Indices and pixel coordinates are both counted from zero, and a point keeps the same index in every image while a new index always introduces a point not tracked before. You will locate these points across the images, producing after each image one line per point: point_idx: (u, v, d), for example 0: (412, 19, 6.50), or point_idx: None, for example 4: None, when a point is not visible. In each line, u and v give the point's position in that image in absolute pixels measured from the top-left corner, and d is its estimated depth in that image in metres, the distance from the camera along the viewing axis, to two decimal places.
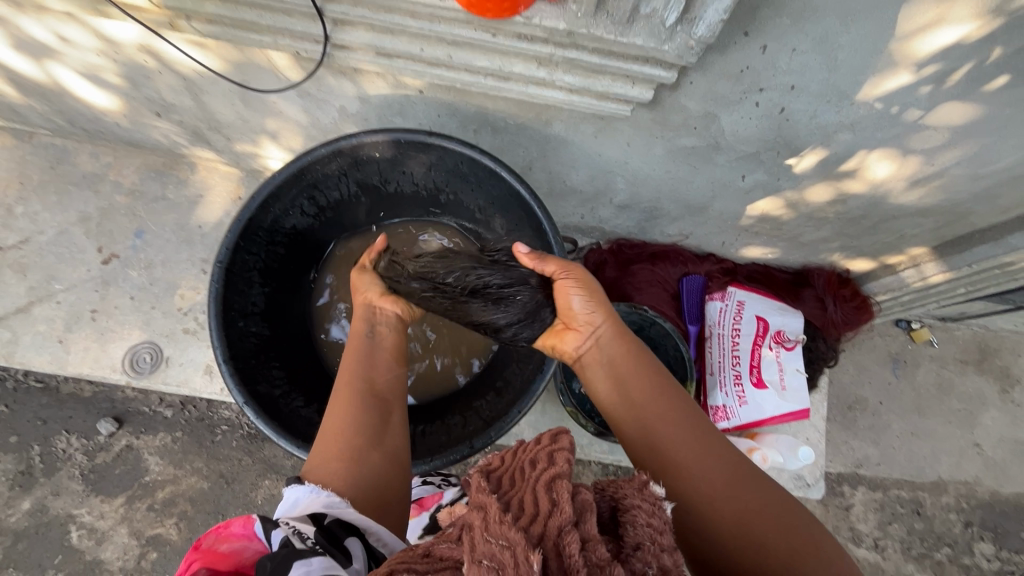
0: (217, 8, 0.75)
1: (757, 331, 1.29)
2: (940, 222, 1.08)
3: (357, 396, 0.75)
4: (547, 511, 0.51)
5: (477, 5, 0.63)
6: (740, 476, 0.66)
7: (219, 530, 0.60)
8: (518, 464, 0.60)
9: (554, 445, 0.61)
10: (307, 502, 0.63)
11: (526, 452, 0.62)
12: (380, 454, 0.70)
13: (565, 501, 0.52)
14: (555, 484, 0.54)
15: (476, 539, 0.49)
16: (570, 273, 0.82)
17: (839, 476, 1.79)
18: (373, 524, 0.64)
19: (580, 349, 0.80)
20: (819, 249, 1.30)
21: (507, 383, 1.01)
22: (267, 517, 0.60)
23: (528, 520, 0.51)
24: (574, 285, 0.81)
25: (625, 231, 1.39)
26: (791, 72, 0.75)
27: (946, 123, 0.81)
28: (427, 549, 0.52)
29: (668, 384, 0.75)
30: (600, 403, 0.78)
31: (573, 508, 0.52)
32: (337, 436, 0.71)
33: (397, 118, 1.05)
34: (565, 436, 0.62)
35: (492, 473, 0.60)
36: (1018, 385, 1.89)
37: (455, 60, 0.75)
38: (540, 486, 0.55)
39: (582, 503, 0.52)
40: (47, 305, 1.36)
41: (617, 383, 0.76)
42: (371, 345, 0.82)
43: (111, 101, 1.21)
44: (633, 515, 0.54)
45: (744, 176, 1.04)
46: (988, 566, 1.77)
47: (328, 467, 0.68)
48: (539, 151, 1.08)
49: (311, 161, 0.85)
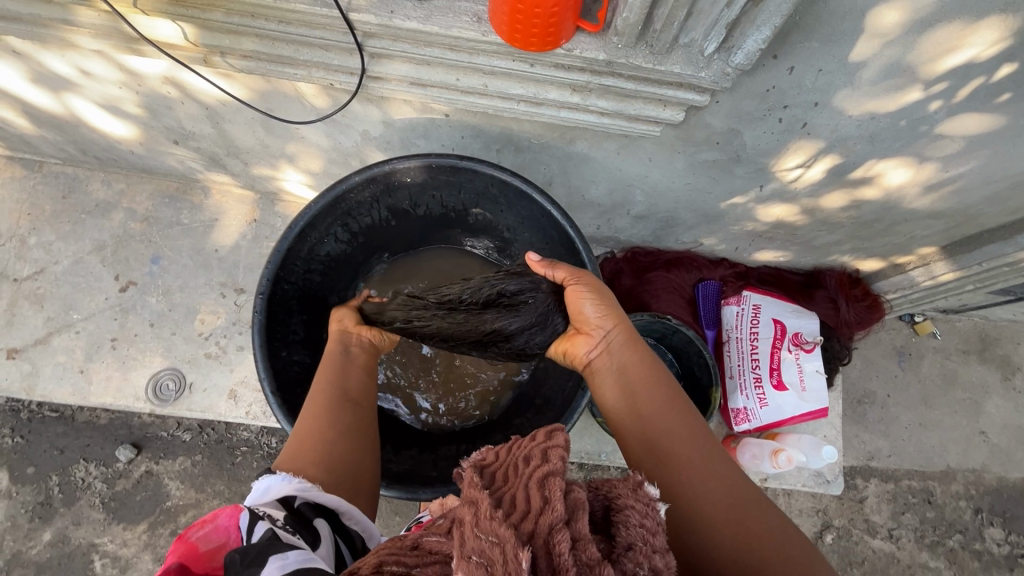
0: (254, 45, 0.76)
1: (774, 334, 1.31)
2: (950, 223, 1.12)
3: (330, 404, 0.79)
4: (538, 508, 0.52)
5: (520, 39, 0.65)
6: (743, 507, 0.64)
7: (203, 521, 0.58)
8: (513, 460, 0.60)
9: (549, 442, 0.61)
10: (280, 488, 0.66)
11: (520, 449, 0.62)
12: (349, 455, 0.74)
13: (556, 499, 0.52)
14: (547, 482, 0.54)
15: (466, 535, 0.49)
16: (581, 279, 0.83)
17: (852, 469, 1.83)
18: (345, 505, 0.68)
19: (591, 355, 0.81)
20: (830, 252, 1.34)
21: (547, 400, 1.03)
22: (255, 509, 0.61)
23: (519, 517, 0.51)
24: (585, 291, 0.82)
25: (640, 239, 1.42)
26: (816, 90, 0.78)
27: (962, 133, 0.84)
28: (415, 541, 0.53)
29: (677, 398, 0.74)
30: (605, 410, 0.78)
31: (564, 507, 0.52)
32: (307, 439, 0.74)
33: (420, 140, 1.06)
34: (560, 433, 0.62)
35: (487, 471, 0.60)
36: (1020, 373, 1.95)
37: (491, 88, 0.77)
38: (532, 484, 0.55)
39: (574, 501, 0.53)
40: (66, 335, 1.36)
41: (623, 392, 0.76)
42: (344, 359, 0.86)
43: (127, 130, 1.21)
44: (626, 517, 0.56)
45: (762, 186, 1.07)
46: (999, 551, 1.81)
47: (299, 458, 0.72)
48: (561, 167, 1.10)
49: (345, 190, 0.87)
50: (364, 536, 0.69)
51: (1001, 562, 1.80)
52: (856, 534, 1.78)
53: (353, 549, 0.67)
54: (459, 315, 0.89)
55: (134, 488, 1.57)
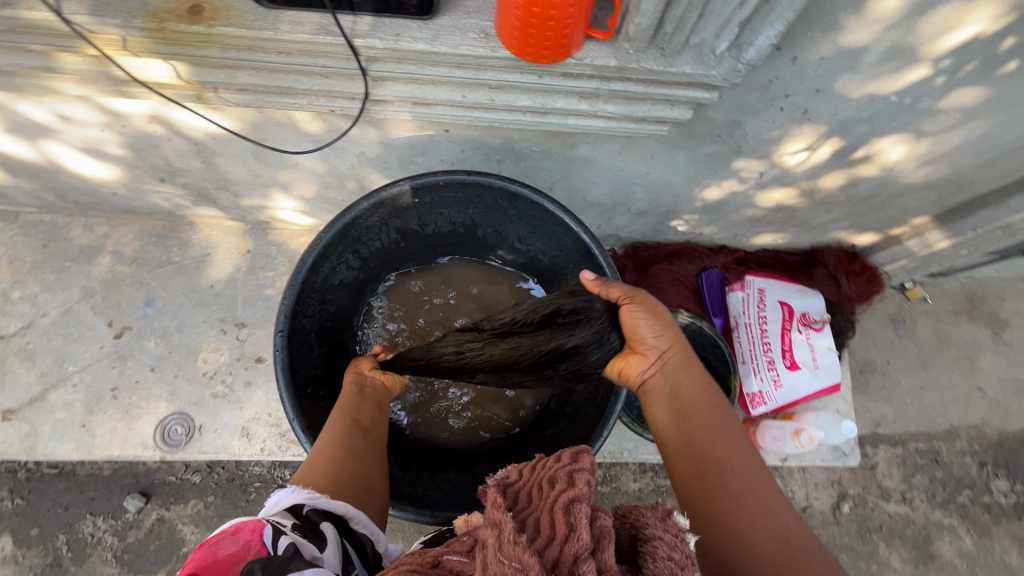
0: (250, 78, 0.73)
1: (782, 316, 1.33)
2: (944, 193, 1.14)
3: (343, 430, 0.80)
4: (563, 535, 0.52)
5: (530, 52, 0.64)
6: (789, 546, 0.63)
7: (227, 530, 0.58)
8: (537, 479, 0.59)
9: (574, 465, 0.59)
10: (291, 499, 0.66)
11: (543, 468, 0.61)
12: (355, 476, 0.74)
13: (583, 528, 0.53)
14: (573, 509, 0.54)
15: (489, 559, 0.50)
16: (637, 298, 0.84)
17: (861, 438, 1.87)
18: (353, 512, 0.69)
19: (645, 374, 0.81)
20: (827, 230, 1.36)
21: (578, 408, 1.02)
22: (275, 524, 0.61)
23: (544, 543, 0.52)
24: (642, 310, 0.82)
25: (639, 235, 1.43)
26: (817, 77, 0.79)
27: (957, 106, 0.86)
28: (437, 558, 0.54)
29: (733, 425, 0.74)
30: (655, 428, 0.78)
31: (591, 536, 0.52)
32: (322, 457, 0.75)
33: (419, 156, 1.05)
34: (586, 457, 0.61)
35: (510, 488, 0.59)
36: (1008, 328, 2.01)
37: (498, 102, 0.76)
38: (558, 509, 0.54)
39: (600, 530, 0.53)
40: (63, 390, 1.31)
41: (676, 412, 0.76)
42: (360, 394, 0.86)
43: (110, 172, 1.16)
44: (653, 548, 0.57)
45: (762, 173, 1.08)
46: (1008, 501, 1.86)
47: (311, 473, 0.72)
48: (562, 172, 1.10)
49: (354, 217, 0.85)
50: (372, 539, 0.70)
51: (1011, 512, 1.84)
52: (871, 501, 1.81)
53: (364, 555, 0.67)
54: (514, 340, 0.92)
55: (148, 538, 1.51)
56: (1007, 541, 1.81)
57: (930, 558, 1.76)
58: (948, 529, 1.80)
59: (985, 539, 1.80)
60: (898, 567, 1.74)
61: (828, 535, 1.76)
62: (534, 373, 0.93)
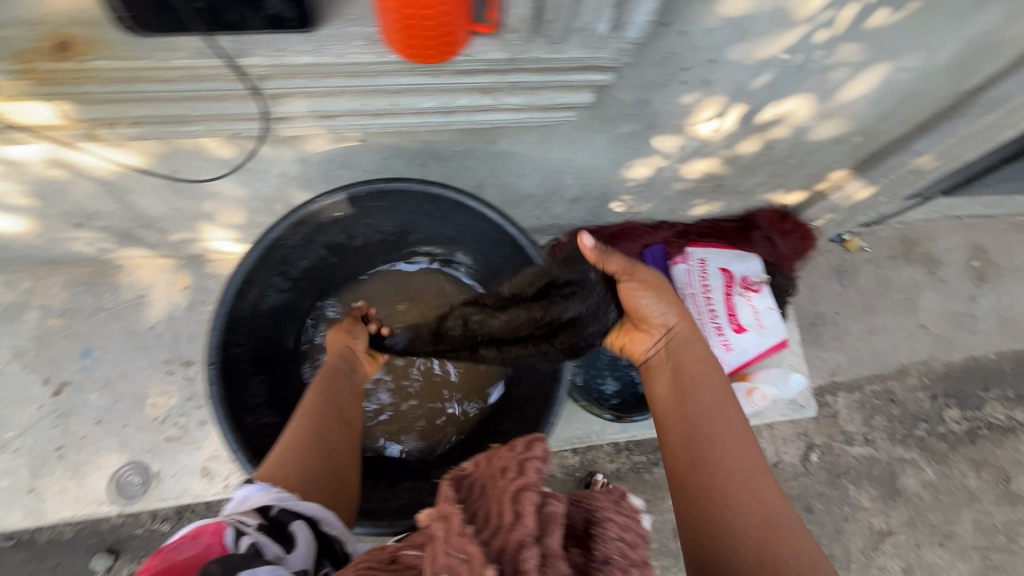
0: (141, 110, 0.71)
1: (724, 282, 1.36)
2: (854, 145, 1.20)
3: (325, 421, 0.78)
4: (509, 523, 0.45)
5: (418, 53, 0.64)
6: (771, 526, 0.64)
7: (187, 537, 0.57)
8: (489, 468, 0.51)
9: (526, 451, 0.51)
10: (256, 497, 0.66)
11: (496, 457, 0.54)
12: (327, 473, 0.73)
13: (529, 515, 0.46)
14: (522, 496, 0.47)
15: (435, 552, 0.45)
16: (634, 274, 0.85)
17: (820, 388, 1.94)
18: (323, 512, 0.67)
19: (650, 350, 0.85)
20: (756, 194, 1.41)
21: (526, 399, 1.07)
22: (234, 522, 0.60)
23: (490, 534, 0.46)
24: (644, 286, 0.85)
25: (580, 220, 1.45)
26: (710, 48, 0.81)
27: (845, 61, 0.91)
28: (392, 554, 0.51)
29: (730, 403, 0.75)
30: (654, 397, 0.82)
31: (536, 522, 0.46)
32: (293, 453, 0.73)
33: (342, 170, 1.04)
34: (541, 440, 0.53)
35: (462, 477, 0.52)
36: (942, 265, 2.12)
37: (401, 106, 0.76)
38: (506, 497, 0.47)
39: (548, 516, 0.46)
40: (4, 457, 1.25)
41: (676, 383, 0.79)
42: (340, 384, 0.84)
43: (21, 224, 1.11)
44: (605, 530, 0.53)
45: (682, 146, 1.11)
46: (961, 429, 1.95)
47: (285, 467, 0.71)
48: (488, 168, 1.10)
49: (276, 238, 0.84)
50: (341, 541, 0.69)
51: (964, 438, 1.94)
52: (837, 447, 1.88)
53: (332, 556, 0.66)
54: (513, 312, 0.91)
55: None
56: (964, 466, 1.90)
57: (897, 493, 1.84)
58: (910, 462, 1.88)
59: (945, 467, 1.89)
60: (868, 506, 1.81)
61: (800, 486, 1.82)
62: (529, 347, 0.91)
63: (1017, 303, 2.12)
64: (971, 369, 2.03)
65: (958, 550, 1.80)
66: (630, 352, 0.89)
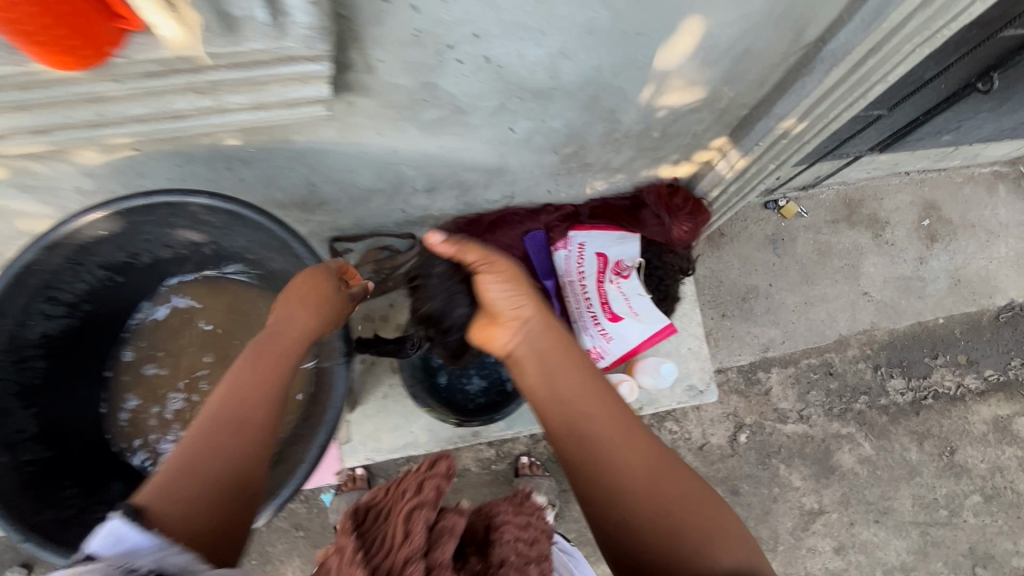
0: None
1: (598, 268, 1.29)
2: (716, 111, 1.08)
3: (227, 435, 0.69)
4: (399, 541, 0.60)
5: (60, 61, 0.57)
6: (659, 481, 0.72)
7: None
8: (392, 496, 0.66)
9: (429, 473, 0.69)
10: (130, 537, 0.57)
11: (397, 486, 0.68)
12: (212, 503, 0.65)
13: (417, 532, 0.61)
14: (414, 514, 0.63)
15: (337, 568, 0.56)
16: (491, 264, 0.87)
17: (752, 365, 1.85)
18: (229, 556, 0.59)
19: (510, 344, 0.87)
20: (636, 169, 1.30)
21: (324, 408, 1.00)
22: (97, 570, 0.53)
23: (383, 553, 0.59)
24: (494, 276, 0.87)
25: (453, 210, 1.37)
26: (462, 21, 0.72)
27: (647, 23, 0.80)
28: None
29: (590, 375, 0.81)
30: (534, 397, 0.82)
31: (422, 538, 0.61)
32: (184, 475, 0.65)
33: (142, 180, 0.98)
34: (442, 463, 0.72)
35: (363, 506, 0.66)
36: (889, 227, 1.98)
37: (109, 114, 0.69)
38: (402, 516, 0.63)
39: (443, 529, 0.63)
40: None
41: (549, 376, 0.81)
42: (257, 382, 0.74)
43: None
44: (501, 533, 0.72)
45: (512, 128, 1.02)
46: (904, 399, 1.85)
47: (174, 497, 0.63)
48: (306, 167, 1.03)
49: (27, 265, 0.79)
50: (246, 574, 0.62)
51: (908, 409, 1.84)
52: (768, 426, 1.80)
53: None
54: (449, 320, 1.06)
55: None
56: (906, 439, 1.80)
57: (831, 471, 1.76)
58: (846, 438, 1.80)
59: (884, 441, 1.80)
60: (800, 486, 1.74)
61: (727, 468, 1.75)
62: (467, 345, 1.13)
63: (972, 262, 1.98)
64: (918, 336, 1.91)
65: (894, 527, 1.72)
66: (494, 349, 0.90)
